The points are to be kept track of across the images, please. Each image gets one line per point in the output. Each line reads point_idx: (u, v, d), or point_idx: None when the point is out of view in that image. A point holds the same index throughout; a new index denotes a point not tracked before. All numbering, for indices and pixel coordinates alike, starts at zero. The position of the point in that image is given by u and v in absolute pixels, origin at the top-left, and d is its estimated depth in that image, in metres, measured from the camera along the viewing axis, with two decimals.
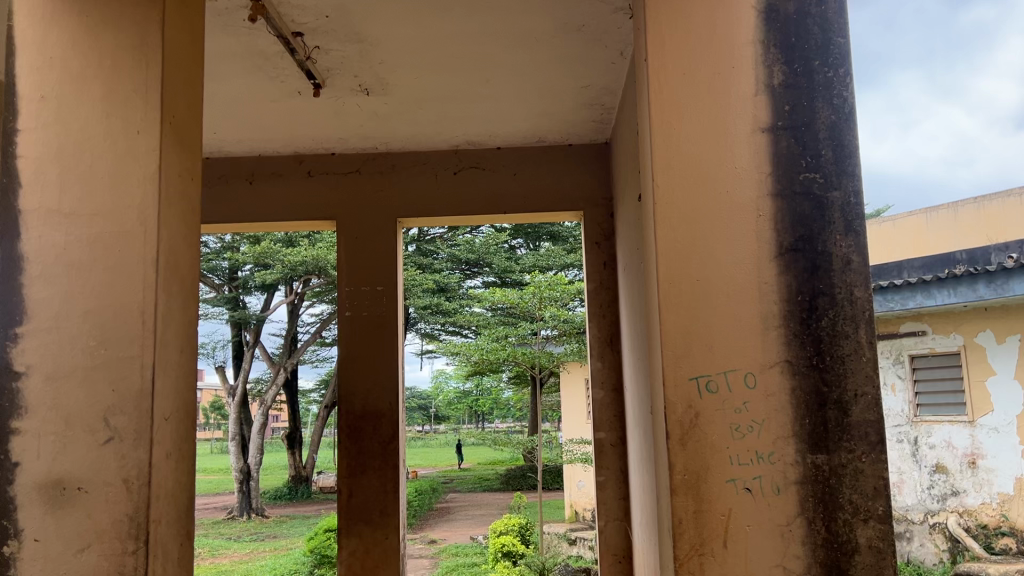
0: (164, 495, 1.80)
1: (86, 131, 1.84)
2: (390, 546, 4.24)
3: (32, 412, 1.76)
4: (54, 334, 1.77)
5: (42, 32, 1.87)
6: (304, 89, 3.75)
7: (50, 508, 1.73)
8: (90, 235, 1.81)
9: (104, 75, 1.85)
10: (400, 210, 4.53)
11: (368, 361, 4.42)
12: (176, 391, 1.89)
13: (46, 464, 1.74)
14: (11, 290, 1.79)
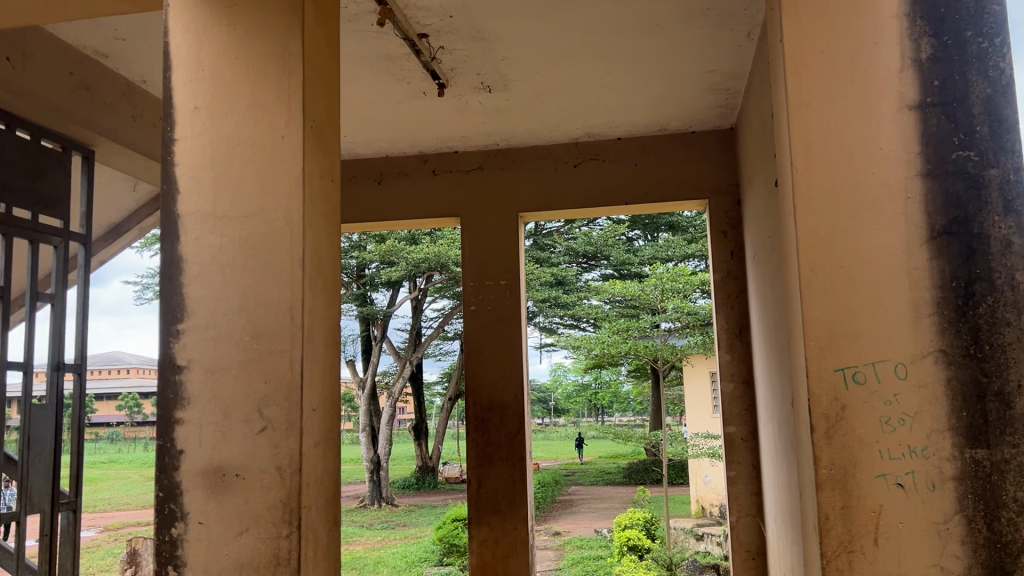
0: (313, 483, 1.89)
1: (235, 137, 1.95)
2: (519, 536, 4.30)
3: (193, 403, 1.88)
4: (212, 330, 1.89)
5: (195, 46, 1.99)
6: (429, 89, 3.83)
7: (211, 494, 1.84)
8: (241, 236, 1.91)
9: (251, 83, 1.96)
10: (523, 205, 4.56)
11: (494, 354, 4.49)
12: (322, 383, 1.97)
13: (208, 452, 1.86)
14: (173, 289, 1.92)
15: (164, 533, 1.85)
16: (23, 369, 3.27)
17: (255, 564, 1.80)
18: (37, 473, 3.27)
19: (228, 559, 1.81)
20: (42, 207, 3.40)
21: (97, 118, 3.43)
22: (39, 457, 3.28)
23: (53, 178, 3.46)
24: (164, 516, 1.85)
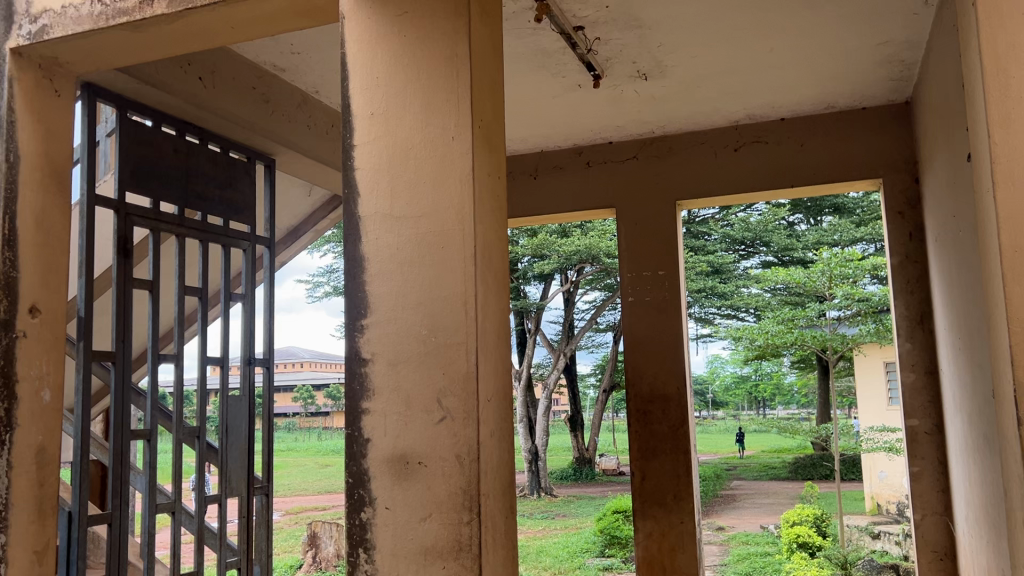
0: (491, 471, 1.95)
1: (409, 140, 2.02)
2: (687, 529, 4.24)
3: (378, 394, 1.98)
4: (392, 324, 1.99)
5: (369, 54, 2.08)
6: (584, 81, 3.84)
7: (396, 480, 1.93)
8: (416, 234, 1.99)
9: (423, 87, 2.03)
10: (681, 193, 4.48)
11: (655, 345, 4.43)
12: (495, 374, 2.03)
13: (392, 440, 1.95)
14: (356, 286, 2.03)
15: (354, 516, 1.96)
16: (221, 363, 3.56)
17: (439, 549, 1.87)
18: (235, 459, 3.55)
19: (413, 543, 1.89)
20: (233, 214, 3.68)
21: (277, 128, 3.67)
22: (236, 444, 3.55)
23: (240, 187, 3.73)
24: (354, 501, 1.97)
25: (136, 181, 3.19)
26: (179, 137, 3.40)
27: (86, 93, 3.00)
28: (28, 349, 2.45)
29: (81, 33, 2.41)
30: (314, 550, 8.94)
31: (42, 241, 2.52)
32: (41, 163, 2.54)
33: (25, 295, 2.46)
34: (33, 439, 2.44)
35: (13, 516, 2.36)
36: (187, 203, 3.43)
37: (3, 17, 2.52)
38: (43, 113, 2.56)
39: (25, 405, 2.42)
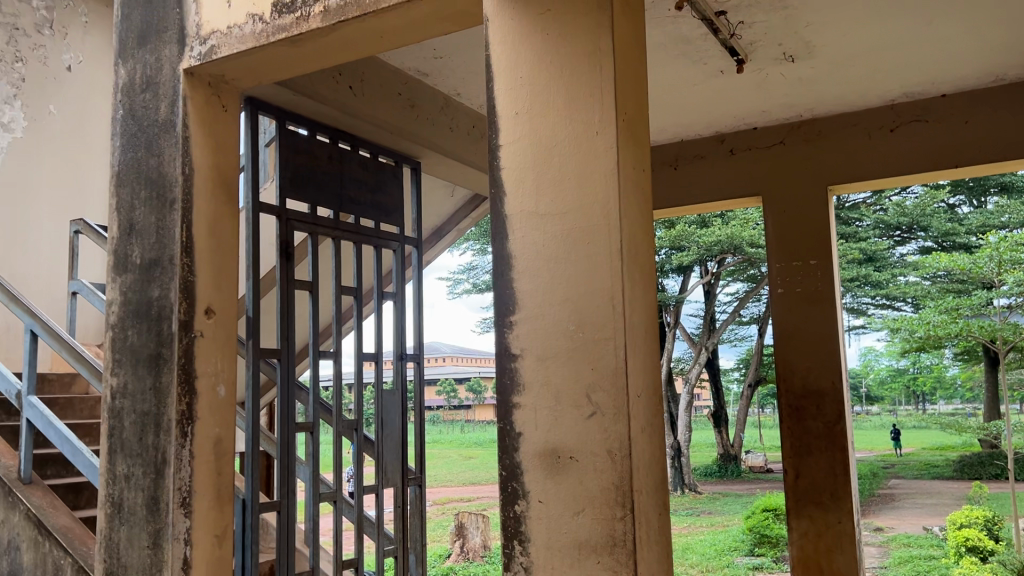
0: (643, 467, 1.93)
1: (554, 137, 2.04)
2: (844, 530, 4.06)
3: (528, 389, 2.01)
4: (540, 320, 2.01)
5: (513, 54, 2.11)
6: (727, 67, 3.74)
7: (549, 474, 1.95)
8: (562, 231, 2.00)
9: (566, 84, 2.04)
10: (832, 178, 4.28)
11: (806, 338, 4.27)
12: (644, 369, 2.01)
13: (543, 434, 1.97)
14: (504, 284, 2.06)
15: (509, 509, 2.00)
16: (375, 359, 3.71)
17: (594, 544, 1.88)
18: (390, 451, 3.69)
19: (568, 537, 1.91)
20: (382, 215, 3.82)
21: (422, 131, 3.79)
22: (391, 437, 3.70)
23: (389, 190, 3.88)
24: (508, 494, 2.00)
25: (295, 188, 3.38)
26: (332, 144, 3.57)
27: (249, 107, 3.20)
28: (206, 347, 2.65)
29: (245, 51, 2.57)
30: (462, 540, 9.18)
31: (215, 247, 2.71)
32: (212, 175, 2.73)
33: (201, 297, 2.65)
34: (211, 431, 2.63)
35: (196, 502, 2.55)
36: (340, 207, 3.60)
37: (176, 41, 2.73)
38: (212, 128, 2.75)
39: (203, 399, 2.62)
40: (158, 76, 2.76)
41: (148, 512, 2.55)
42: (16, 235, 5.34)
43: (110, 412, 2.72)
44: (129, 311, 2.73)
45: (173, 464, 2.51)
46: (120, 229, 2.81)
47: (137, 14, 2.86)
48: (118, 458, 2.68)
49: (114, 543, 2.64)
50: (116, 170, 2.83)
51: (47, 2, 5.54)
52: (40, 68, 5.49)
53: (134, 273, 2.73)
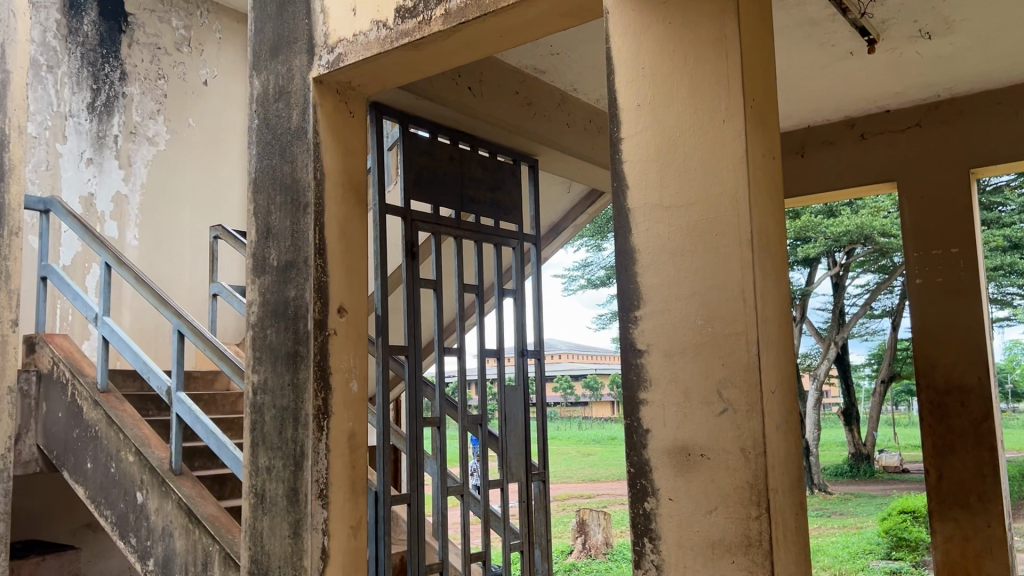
0: (778, 466, 1.87)
1: (678, 128, 2.00)
2: (995, 535, 3.81)
3: (655, 384, 1.98)
4: (667, 314, 1.97)
5: (634, 45, 2.09)
6: (857, 48, 3.57)
7: (679, 471, 1.92)
8: (687, 223, 1.96)
9: (690, 73, 1.99)
10: (975, 161, 4.02)
11: (948, 331, 4.03)
12: (778, 364, 1.94)
13: (673, 431, 1.94)
14: (629, 279, 2.04)
15: (638, 506, 1.98)
16: (497, 355, 3.75)
17: (729, 543, 1.83)
18: (514, 446, 3.73)
19: (700, 536, 1.87)
20: (502, 214, 3.87)
21: (540, 128, 3.80)
22: (514, 431, 3.73)
23: (508, 188, 3.91)
24: (637, 491, 1.98)
25: (418, 189, 3.46)
26: (452, 145, 3.64)
27: (374, 112, 3.30)
28: (339, 344, 2.75)
29: (370, 57, 2.64)
30: (584, 537, 9.18)
31: (345, 248, 2.81)
32: (342, 178, 2.83)
33: (334, 297, 2.76)
34: (345, 426, 2.73)
35: (333, 494, 2.66)
36: (461, 207, 3.65)
37: (306, 51, 2.84)
38: (341, 132, 2.85)
39: (337, 395, 2.72)
40: (289, 85, 2.88)
41: (288, 503, 2.67)
42: (163, 241, 5.80)
43: (252, 407, 2.87)
44: (267, 311, 2.86)
45: (311, 456, 2.62)
46: (257, 233, 2.95)
47: (269, 26, 3.00)
48: (260, 450, 2.82)
49: (257, 532, 2.78)
50: (253, 177, 2.97)
51: (185, 22, 6.02)
52: (180, 83, 5.96)
53: (271, 274, 2.86)
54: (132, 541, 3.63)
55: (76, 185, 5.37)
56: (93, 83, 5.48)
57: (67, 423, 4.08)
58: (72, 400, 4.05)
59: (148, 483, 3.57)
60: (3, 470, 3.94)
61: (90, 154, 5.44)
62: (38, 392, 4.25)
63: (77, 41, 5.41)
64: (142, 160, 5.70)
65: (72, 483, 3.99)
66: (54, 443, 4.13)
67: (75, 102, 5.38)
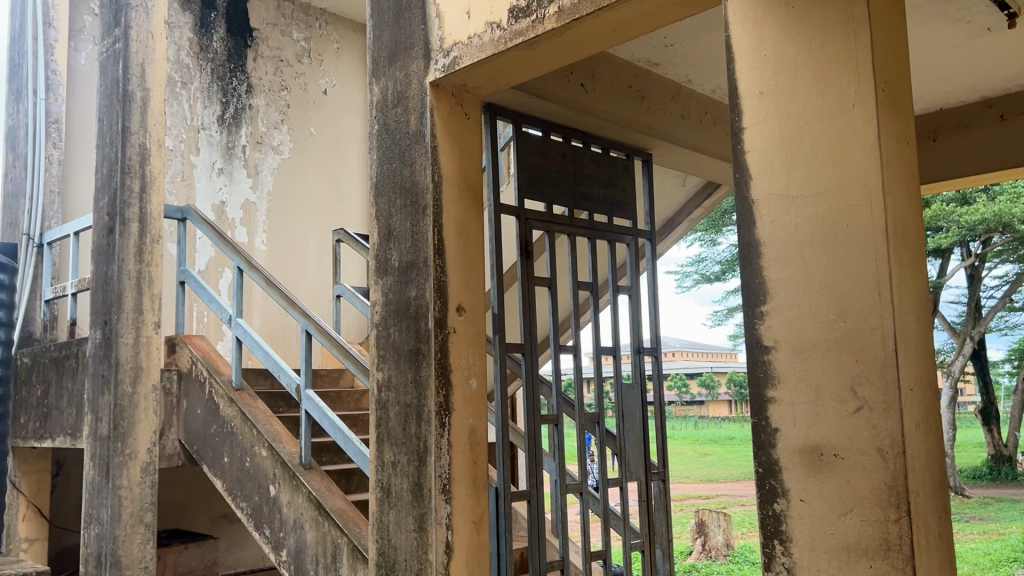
0: (918, 466, 1.77)
1: (804, 116, 1.93)
2: None
3: (783, 382, 1.91)
4: (795, 309, 1.91)
5: (755, 32, 2.03)
6: (995, 23, 3.35)
7: (811, 472, 1.85)
8: (814, 214, 1.89)
9: (816, 59, 1.92)
10: None
11: None
12: (917, 360, 1.85)
13: (803, 431, 1.87)
14: (754, 273, 1.98)
15: (767, 508, 1.92)
16: (614, 353, 3.73)
17: (866, 547, 1.75)
18: (633, 444, 3.70)
19: (835, 539, 1.80)
20: (617, 210, 3.84)
21: (655, 122, 3.75)
22: (633, 430, 3.70)
23: (622, 183, 3.88)
24: (766, 492, 1.92)
25: (533, 188, 3.47)
26: (565, 143, 3.63)
27: (488, 112, 3.33)
28: (458, 342, 2.80)
29: (485, 58, 2.67)
30: (703, 538, 9.01)
31: (463, 247, 2.86)
32: (459, 179, 2.88)
33: (453, 296, 2.81)
34: (466, 422, 2.78)
35: (455, 489, 2.71)
36: (576, 204, 3.65)
37: (423, 55, 2.90)
38: (457, 134, 2.90)
39: (458, 392, 2.77)
40: (407, 90, 2.95)
41: (413, 497, 2.74)
42: (289, 244, 6.49)
43: (377, 404, 2.95)
44: (390, 310, 2.94)
45: (434, 452, 2.68)
46: (379, 236, 3.03)
47: (386, 33, 3.08)
48: (386, 446, 2.90)
49: (385, 525, 2.86)
50: (375, 181, 3.06)
51: (306, 35, 6.75)
52: (302, 93, 6.69)
53: (393, 275, 2.94)
54: (266, 532, 3.81)
55: (209, 193, 6.09)
56: (222, 96, 6.22)
57: (205, 419, 4.32)
58: (210, 397, 4.29)
59: (279, 477, 3.74)
60: (150, 463, 4.19)
61: (220, 163, 6.16)
62: (179, 389, 4.53)
63: (207, 57, 6.15)
64: (267, 167, 6.42)
65: (211, 476, 4.22)
66: (194, 439, 4.39)
67: (207, 116, 6.11)
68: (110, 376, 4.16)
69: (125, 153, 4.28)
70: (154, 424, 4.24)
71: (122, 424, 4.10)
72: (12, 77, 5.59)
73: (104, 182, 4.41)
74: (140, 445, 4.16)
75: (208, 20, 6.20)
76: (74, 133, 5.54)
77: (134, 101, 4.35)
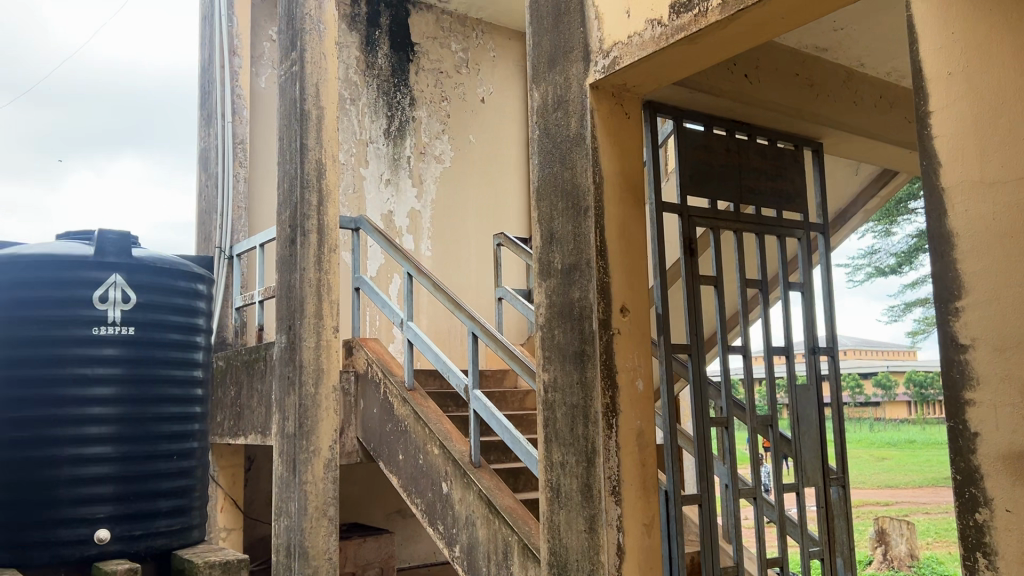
0: None
1: (1000, 95, 1.78)
2: None
3: (983, 383, 1.77)
4: (994, 304, 1.76)
5: (941, 7, 1.89)
6: None
7: (1018, 480, 1.70)
8: (1015, 201, 1.75)
9: (1013, 33, 1.77)
10: None
11: None
12: None
13: (1007, 436, 1.73)
14: (946, 267, 1.86)
15: (967, 518, 1.78)
16: (786, 352, 3.59)
17: None
18: (809, 449, 3.54)
19: None
20: (785, 204, 3.70)
21: (826, 109, 3.58)
22: (808, 433, 3.54)
23: (790, 175, 3.73)
24: (965, 501, 1.79)
25: (696, 184, 3.40)
26: (729, 136, 3.53)
27: (649, 110, 3.29)
28: (622, 344, 2.79)
29: (646, 56, 2.65)
30: (884, 547, 8.51)
31: (626, 248, 2.85)
32: (621, 179, 2.87)
33: (617, 297, 2.80)
34: (633, 423, 2.78)
35: (625, 490, 2.70)
36: (741, 199, 3.54)
37: (582, 58, 2.91)
38: (619, 133, 2.90)
39: (624, 393, 2.76)
40: (567, 94, 2.97)
41: (583, 498, 2.75)
42: (452, 249, 6.70)
43: (544, 404, 2.98)
44: (555, 312, 2.96)
45: (602, 454, 2.68)
46: (541, 239, 3.06)
47: (546, 39, 3.11)
48: (554, 446, 2.92)
49: (556, 525, 2.89)
50: (537, 185, 3.09)
51: (463, 46, 6.97)
52: (461, 103, 6.91)
53: (557, 277, 2.96)
54: (439, 528, 3.94)
55: (378, 204, 6.39)
56: (388, 110, 6.50)
57: (380, 418, 4.53)
58: (384, 397, 4.49)
59: (451, 475, 3.87)
60: (332, 459, 4.45)
61: (388, 174, 6.45)
62: (356, 390, 4.78)
63: (373, 74, 6.45)
64: (430, 176, 6.66)
65: (388, 472, 4.42)
66: (371, 437, 4.61)
67: (374, 129, 6.42)
68: (295, 378, 4.45)
69: (303, 169, 4.57)
70: (334, 423, 4.50)
71: (306, 422, 4.38)
72: (205, 103, 6.11)
73: (286, 197, 4.72)
74: (323, 443, 4.43)
75: (373, 38, 6.49)
76: (258, 152, 5.97)
77: (310, 120, 4.63)
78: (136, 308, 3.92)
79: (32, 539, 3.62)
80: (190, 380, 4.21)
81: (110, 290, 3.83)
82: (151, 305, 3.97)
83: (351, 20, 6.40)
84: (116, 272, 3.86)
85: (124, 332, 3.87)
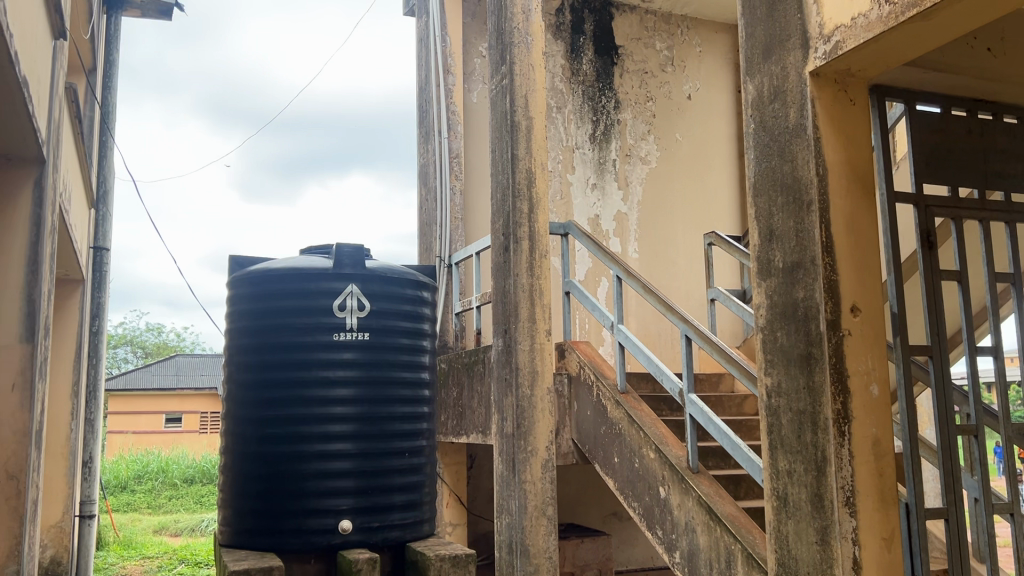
0: None
1: None
2: None
3: None
4: None
5: None
6: None
7: None
8: None
9: None
10: None
11: None
12: None
13: None
14: None
15: None
16: None
17: None
18: None
19: None
20: None
21: None
22: None
23: None
24: None
25: (932, 171, 3.13)
26: (970, 116, 3.22)
27: (876, 94, 3.08)
28: (856, 345, 2.63)
29: (873, 38, 2.48)
30: None
31: (854, 243, 2.68)
32: (846, 171, 2.71)
33: (846, 296, 2.65)
34: (868, 431, 2.61)
35: (860, 502, 2.54)
36: (986, 185, 3.21)
37: (800, 45, 2.78)
38: (843, 122, 2.73)
39: (858, 398, 2.60)
40: (785, 85, 2.84)
41: (814, 508, 2.61)
42: (661, 251, 6.63)
43: (767, 410, 2.86)
44: (777, 313, 2.83)
45: (835, 463, 2.53)
46: (760, 237, 2.94)
47: (760, 29, 2.99)
48: (779, 453, 2.79)
49: (784, 536, 2.76)
50: (753, 181, 2.98)
51: (668, 44, 6.89)
52: (667, 102, 6.83)
53: (778, 277, 2.83)
54: (658, 533, 3.90)
55: (585, 208, 6.46)
56: (593, 115, 6.56)
57: (594, 420, 4.57)
58: (598, 399, 4.52)
59: (668, 479, 3.82)
60: (549, 459, 4.54)
61: (594, 179, 6.50)
62: (570, 392, 4.85)
63: (578, 80, 6.53)
64: (637, 178, 6.63)
65: (604, 475, 4.44)
66: (586, 438, 4.66)
67: (580, 135, 6.49)
68: (513, 380, 4.59)
69: (515, 178, 4.71)
70: (550, 424, 4.60)
71: (524, 423, 4.51)
72: (422, 121, 6.48)
73: (499, 206, 4.89)
74: (540, 443, 4.54)
75: (578, 45, 6.57)
76: (471, 164, 6.23)
77: (520, 130, 4.76)
78: (370, 315, 4.21)
79: (287, 527, 4.00)
80: (419, 381, 4.46)
81: (347, 299, 4.15)
82: (383, 311, 4.26)
83: (556, 30, 6.52)
84: (352, 282, 4.18)
85: (360, 338, 4.17)
